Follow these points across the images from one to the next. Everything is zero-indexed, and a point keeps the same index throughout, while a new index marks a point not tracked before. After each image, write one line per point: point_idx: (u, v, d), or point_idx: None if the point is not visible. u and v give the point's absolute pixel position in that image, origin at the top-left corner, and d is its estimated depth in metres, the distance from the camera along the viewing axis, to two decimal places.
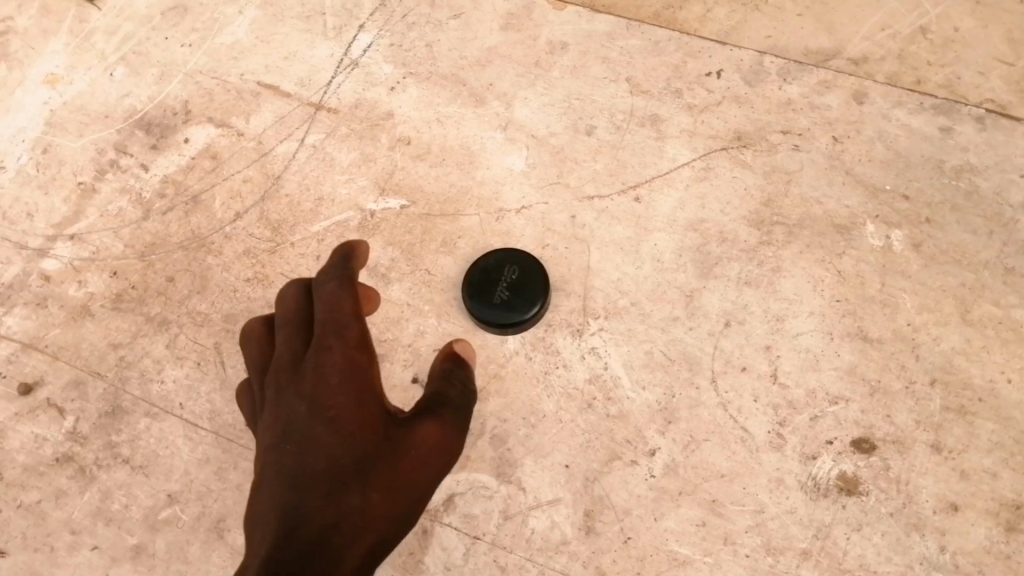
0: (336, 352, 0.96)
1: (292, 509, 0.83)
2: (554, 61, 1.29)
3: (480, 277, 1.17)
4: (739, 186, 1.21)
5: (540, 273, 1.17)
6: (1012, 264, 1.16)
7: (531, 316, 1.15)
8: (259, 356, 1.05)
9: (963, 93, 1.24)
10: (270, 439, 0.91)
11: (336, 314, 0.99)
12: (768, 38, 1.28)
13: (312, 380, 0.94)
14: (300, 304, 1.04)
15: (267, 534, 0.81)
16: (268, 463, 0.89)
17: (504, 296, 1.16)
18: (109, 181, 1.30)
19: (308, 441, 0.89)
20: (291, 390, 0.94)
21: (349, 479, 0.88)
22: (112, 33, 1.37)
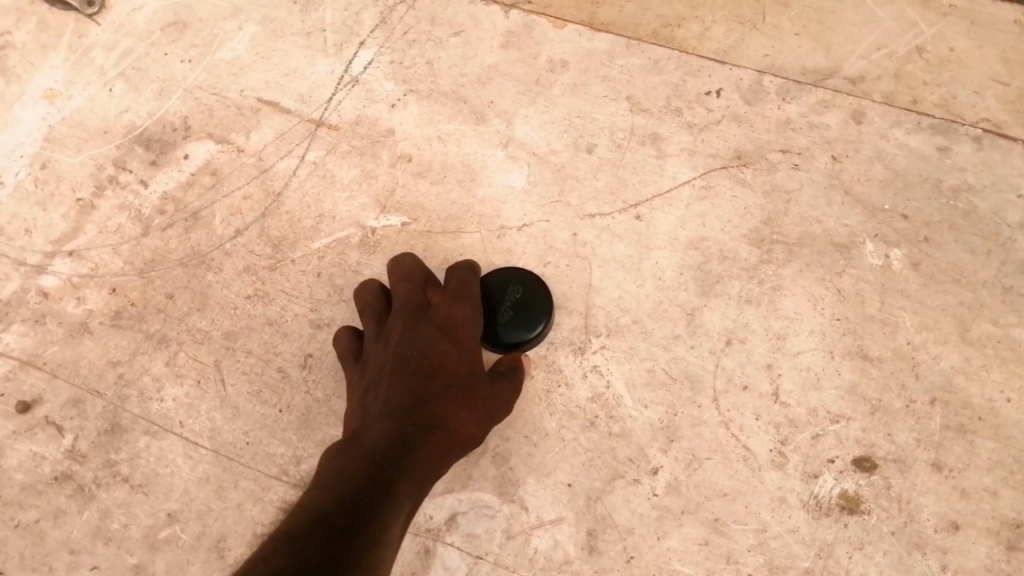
0: (463, 305, 1.11)
1: (412, 401, 0.98)
2: (554, 80, 1.29)
3: (487, 294, 1.18)
4: (739, 205, 1.22)
5: (544, 289, 1.17)
6: (1010, 283, 1.17)
7: (537, 335, 1.15)
8: (371, 297, 1.15)
9: (958, 113, 1.25)
10: (396, 353, 1.05)
11: (466, 284, 1.13)
12: (766, 57, 1.29)
13: (438, 320, 1.09)
14: (418, 265, 1.16)
15: (392, 413, 0.96)
16: (390, 368, 1.03)
17: (509, 316, 1.16)
18: (108, 197, 1.29)
19: (432, 358, 1.04)
20: (416, 321, 1.09)
21: (459, 394, 1.02)
22: (110, 48, 1.37)
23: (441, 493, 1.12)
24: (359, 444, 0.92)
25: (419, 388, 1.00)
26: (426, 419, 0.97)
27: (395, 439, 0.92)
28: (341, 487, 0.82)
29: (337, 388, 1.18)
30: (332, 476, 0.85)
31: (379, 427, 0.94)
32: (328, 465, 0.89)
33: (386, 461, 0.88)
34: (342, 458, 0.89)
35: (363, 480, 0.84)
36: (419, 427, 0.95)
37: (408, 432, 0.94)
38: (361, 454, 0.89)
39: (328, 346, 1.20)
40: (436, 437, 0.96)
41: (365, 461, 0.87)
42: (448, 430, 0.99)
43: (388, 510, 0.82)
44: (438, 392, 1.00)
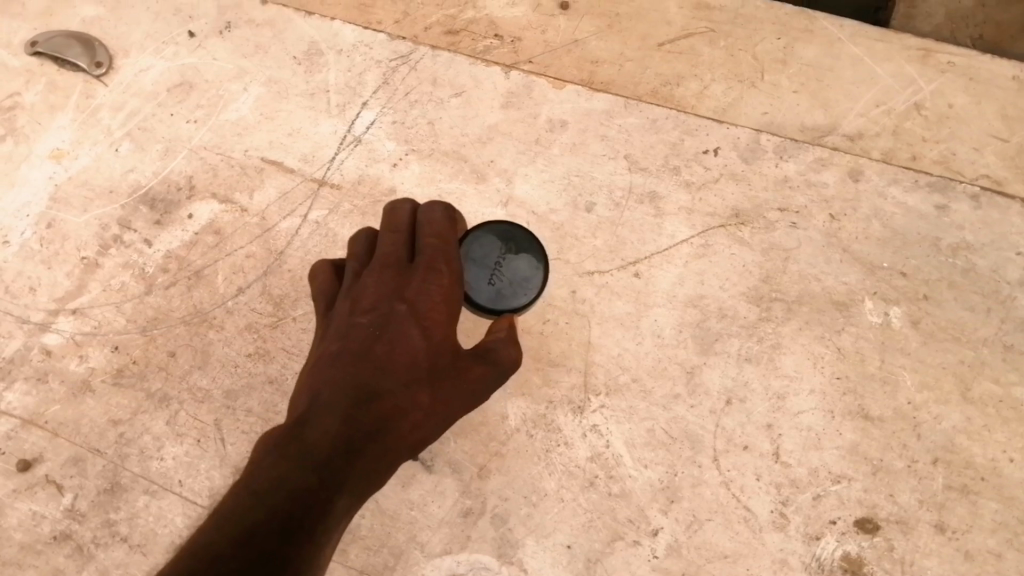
0: (443, 274, 1.07)
1: (367, 387, 0.95)
2: (553, 139, 1.31)
3: (475, 254, 1.18)
4: (737, 263, 1.22)
5: (542, 257, 1.19)
6: (1010, 341, 1.17)
7: (522, 305, 1.17)
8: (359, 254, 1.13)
9: (958, 169, 1.27)
10: (362, 322, 1.02)
11: (441, 251, 1.09)
12: (763, 114, 1.32)
13: (415, 287, 1.06)
14: (412, 219, 1.14)
15: (340, 403, 0.92)
16: (356, 340, 1.00)
17: (497, 281, 1.18)
18: (113, 256, 1.30)
19: (397, 336, 1.01)
20: (391, 287, 1.06)
21: (417, 387, 0.99)
22: (117, 109, 1.40)
23: (439, 554, 1.11)
24: (303, 432, 0.87)
25: (377, 374, 0.96)
26: (378, 413, 0.93)
27: (342, 436, 0.88)
28: (273, 493, 0.80)
29: None
30: (266, 473, 0.82)
31: (327, 415, 0.90)
32: (264, 453, 0.85)
33: (328, 463, 0.85)
34: (280, 448, 0.85)
35: (298, 488, 0.81)
36: (368, 424, 0.92)
37: (356, 430, 0.90)
38: (300, 448, 0.85)
39: None
40: (385, 437, 0.93)
41: (305, 461, 0.84)
42: (399, 429, 0.95)
43: (322, 523, 0.80)
44: (394, 381, 0.97)
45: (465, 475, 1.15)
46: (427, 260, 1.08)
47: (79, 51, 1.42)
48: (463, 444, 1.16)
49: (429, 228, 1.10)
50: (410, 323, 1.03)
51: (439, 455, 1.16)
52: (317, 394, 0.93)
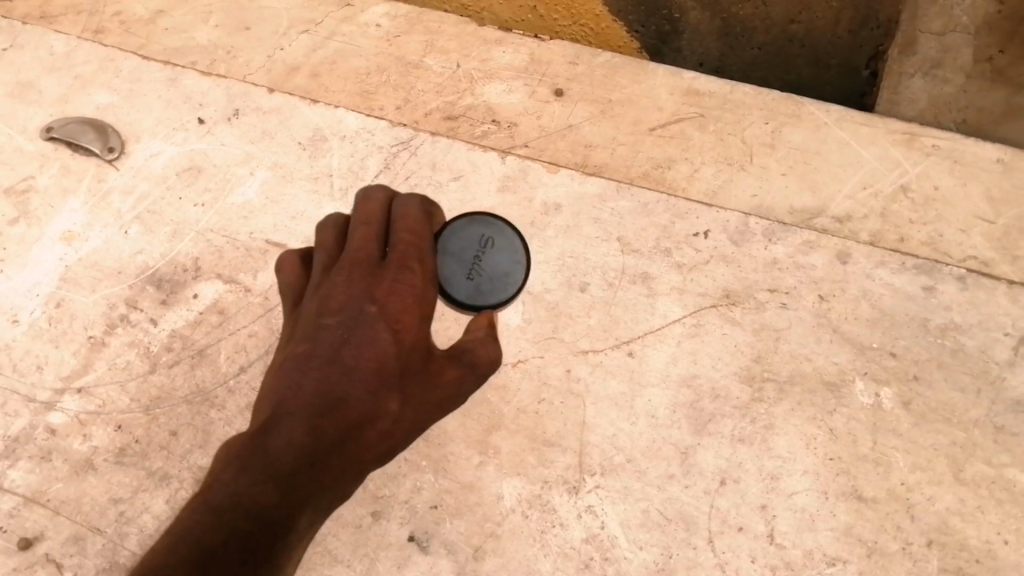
0: (415, 272, 1.08)
1: (333, 392, 0.96)
2: (548, 221, 1.35)
3: (454, 248, 1.21)
4: (729, 343, 1.25)
5: (523, 253, 1.24)
6: (1001, 422, 1.18)
7: (502, 300, 1.23)
8: (331, 243, 1.14)
9: (946, 250, 1.30)
10: (329, 317, 1.02)
11: (413, 247, 1.10)
12: (753, 196, 1.36)
13: (387, 285, 1.05)
14: (385, 212, 1.15)
15: (308, 409, 0.94)
16: (322, 341, 1.00)
17: (476, 277, 1.22)
18: (119, 335, 1.33)
19: (365, 339, 1.00)
20: (362, 284, 1.05)
21: (386, 391, 1.00)
22: (128, 192, 1.45)
23: None
24: (266, 444, 0.90)
25: (343, 380, 0.97)
26: (345, 420, 0.95)
27: (306, 447, 0.91)
28: (233, 511, 0.84)
29: (333, 527, 1.18)
30: (227, 487, 0.86)
31: (291, 422, 0.92)
32: (227, 463, 0.89)
33: (289, 478, 0.89)
34: (242, 460, 0.89)
35: (259, 506, 0.86)
36: (333, 432, 0.94)
37: (319, 441, 0.93)
38: (263, 461, 0.89)
39: None
40: (350, 445, 0.96)
41: (267, 474, 0.88)
42: (366, 435, 0.98)
43: (279, 542, 0.86)
44: (361, 387, 0.97)
45: (460, 556, 1.15)
46: (401, 256, 1.09)
47: (93, 137, 1.48)
48: (459, 523, 1.17)
49: (406, 220, 1.12)
50: (381, 320, 1.02)
51: (435, 535, 1.17)
52: (281, 398, 0.95)
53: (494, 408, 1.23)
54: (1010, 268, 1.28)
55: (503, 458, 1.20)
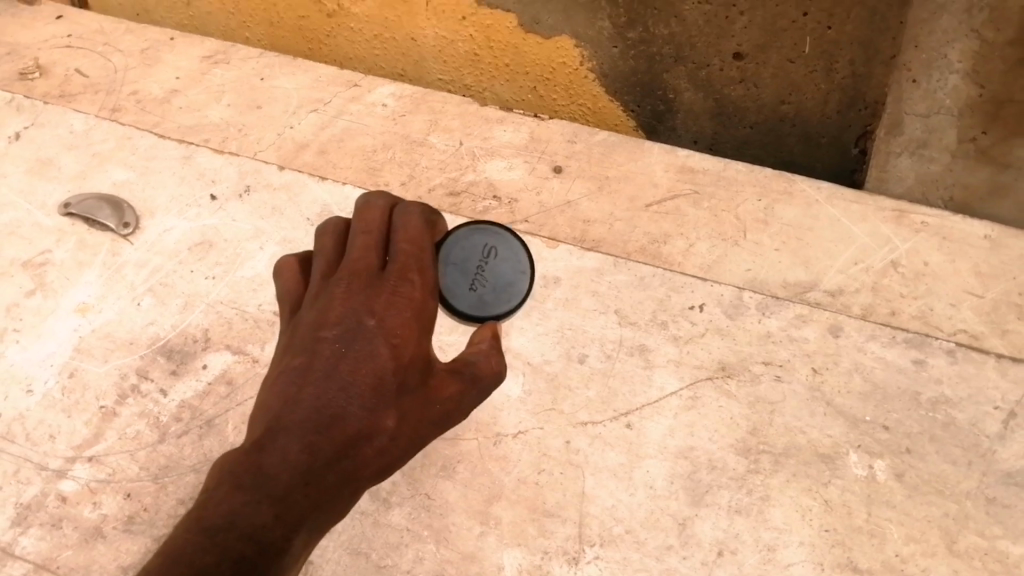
0: (415, 285, 1.05)
1: (330, 408, 0.93)
2: (548, 294, 1.39)
3: (456, 257, 1.25)
4: (725, 415, 1.27)
5: (526, 263, 1.30)
6: (992, 493, 1.20)
7: (504, 311, 1.29)
8: (330, 252, 1.10)
9: (936, 324, 1.34)
10: (327, 329, 0.98)
11: (413, 260, 1.07)
12: (747, 270, 1.40)
13: (386, 298, 1.02)
14: (385, 222, 1.12)
15: (303, 424, 0.91)
16: (318, 356, 0.96)
17: (479, 288, 1.27)
18: (130, 405, 1.37)
19: (362, 354, 0.97)
20: (359, 296, 1.01)
21: (384, 408, 0.97)
22: (141, 265, 1.50)
23: None
24: (261, 461, 0.89)
25: (341, 397, 0.94)
26: (342, 436, 0.93)
27: (301, 465, 0.90)
28: (228, 530, 0.85)
29: None
30: (222, 505, 0.87)
31: (287, 438, 0.91)
32: (223, 479, 0.89)
33: (284, 497, 0.88)
34: (237, 478, 0.89)
35: (253, 529, 0.86)
36: (330, 449, 0.92)
37: (316, 457, 0.91)
38: (258, 479, 0.88)
39: (327, 554, 1.22)
40: (347, 462, 0.94)
41: (260, 492, 0.88)
42: (363, 450, 0.95)
43: (272, 565, 0.86)
44: (358, 403, 0.94)
45: None
46: (400, 268, 1.05)
47: (109, 212, 1.54)
48: None
49: (405, 234, 1.09)
50: (379, 333, 0.98)
51: None
52: (277, 413, 0.93)
53: (495, 478, 1.25)
54: (1000, 341, 1.32)
55: (504, 528, 1.22)
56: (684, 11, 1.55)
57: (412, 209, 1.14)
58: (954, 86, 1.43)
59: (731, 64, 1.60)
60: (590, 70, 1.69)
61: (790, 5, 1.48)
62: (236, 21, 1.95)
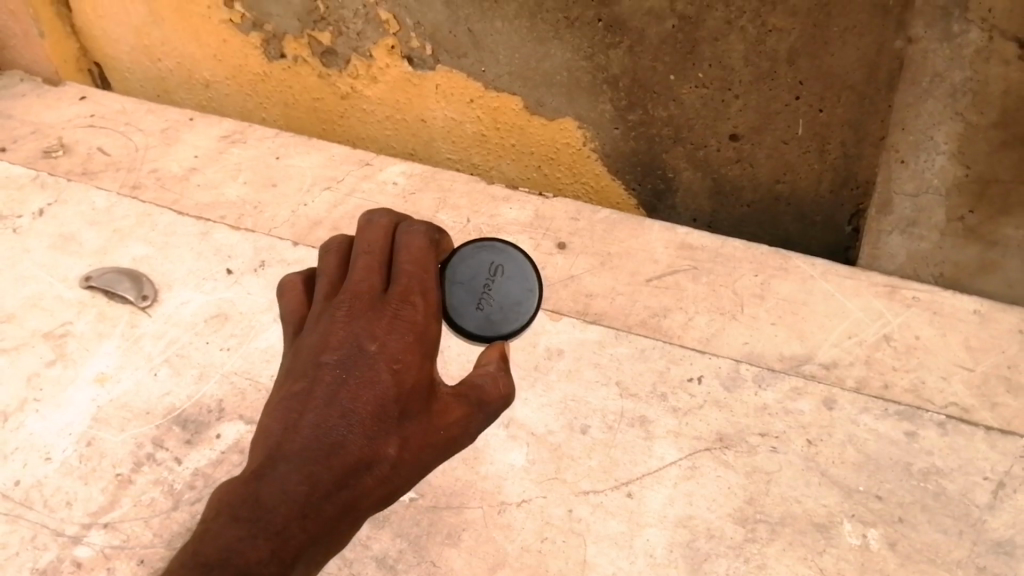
0: (417, 307, 1.05)
1: (332, 435, 0.96)
2: (551, 366, 1.45)
3: (462, 277, 1.25)
4: (723, 484, 1.31)
5: (534, 281, 1.28)
6: (983, 562, 1.22)
7: (513, 331, 1.26)
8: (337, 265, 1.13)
9: (928, 396, 1.38)
10: (328, 354, 1.01)
11: (417, 276, 1.08)
12: (745, 343, 1.46)
13: (387, 322, 1.03)
14: (391, 232, 1.13)
15: (304, 452, 0.95)
16: (320, 382, 0.99)
17: (484, 307, 1.25)
18: (145, 472, 1.41)
19: (363, 381, 0.99)
20: (361, 320, 1.03)
21: (386, 436, 0.99)
22: (158, 336, 1.56)
23: None
24: (260, 490, 0.94)
25: (341, 424, 0.97)
26: (341, 466, 0.96)
27: (298, 497, 0.94)
28: (220, 568, 0.90)
29: None
30: (216, 540, 0.92)
31: (287, 469, 0.94)
32: (220, 511, 0.95)
33: (280, 534, 0.93)
34: (234, 509, 0.94)
35: (247, 566, 0.91)
36: (329, 481, 0.95)
37: (314, 490, 0.95)
38: (256, 515, 0.93)
39: None
40: (348, 490, 0.97)
41: (258, 527, 0.93)
42: (363, 479, 0.98)
43: None
44: (358, 431, 0.98)
45: None
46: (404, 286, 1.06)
47: (128, 285, 1.61)
48: None
49: (409, 252, 1.09)
50: (384, 357, 1.01)
51: None
52: (279, 440, 0.96)
53: (499, 546, 1.28)
54: (990, 414, 1.36)
55: None
56: (682, 95, 1.58)
57: (417, 224, 1.14)
58: (941, 167, 1.44)
59: (728, 145, 1.62)
60: (592, 150, 1.76)
61: (783, 90, 1.50)
62: (253, 102, 2.04)
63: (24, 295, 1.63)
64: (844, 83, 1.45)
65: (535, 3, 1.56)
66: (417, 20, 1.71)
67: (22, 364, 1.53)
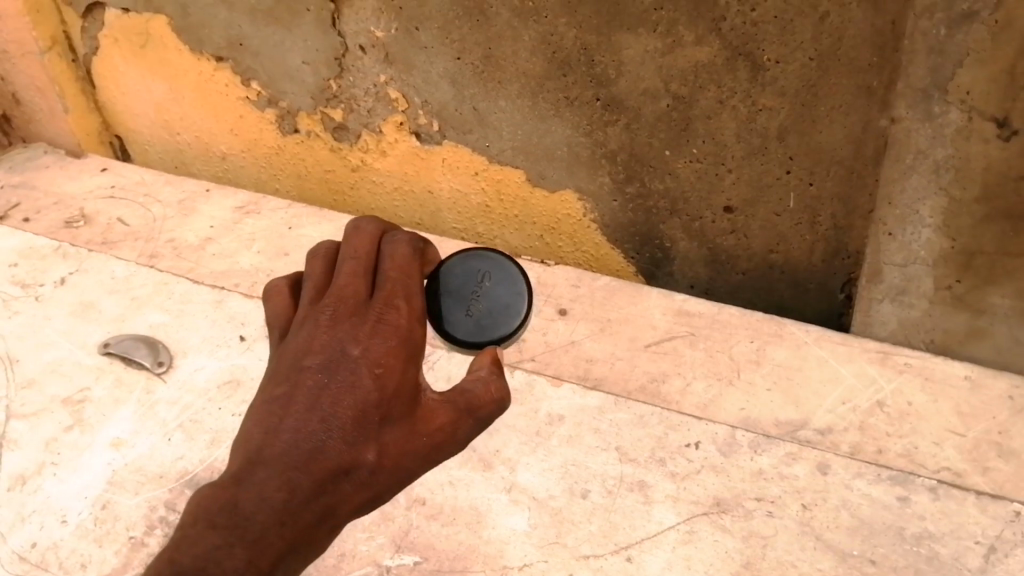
0: (400, 312, 1.11)
1: (311, 440, 1.00)
2: (552, 431, 1.49)
3: (453, 285, 1.38)
4: (720, 548, 1.33)
5: (523, 284, 1.42)
6: None
7: (505, 334, 1.39)
8: (324, 268, 1.19)
9: (921, 461, 1.42)
10: (313, 356, 1.06)
11: (402, 283, 1.14)
12: (741, 408, 1.50)
13: (370, 326, 1.09)
14: (378, 241, 1.21)
15: (284, 456, 0.99)
16: (301, 385, 1.03)
17: (475, 314, 1.38)
18: (157, 536, 1.43)
19: (344, 385, 1.03)
20: (346, 323, 1.09)
21: (366, 441, 1.03)
22: (173, 402, 1.61)
23: None
24: (238, 498, 0.98)
25: (320, 429, 1.00)
26: (321, 470, 1.00)
27: (277, 503, 0.98)
28: None
29: None
30: (193, 550, 0.96)
31: (266, 473, 0.98)
32: (197, 516, 0.98)
33: (257, 540, 0.97)
34: (210, 517, 0.97)
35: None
36: (306, 487, 0.99)
37: (294, 495, 0.98)
38: (235, 520, 0.97)
39: None
40: (325, 497, 1.01)
41: (234, 535, 0.97)
42: (341, 485, 1.02)
43: None
44: (337, 436, 1.01)
45: None
46: (388, 293, 1.13)
47: (145, 352, 1.67)
48: None
49: (393, 260, 1.17)
50: (368, 360, 1.05)
51: None
52: (258, 445, 1.00)
53: None
54: (981, 478, 1.39)
55: None
56: (677, 168, 1.65)
57: (404, 234, 1.22)
58: (927, 239, 1.49)
59: (722, 216, 1.69)
60: (592, 220, 1.82)
61: (774, 164, 1.56)
62: (267, 174, 2.12)
63: (44, 361, 1.68)
64: (832, 158, 1.51)
65: (537, 83, 1.65)
66: (424, 99, 1.79)
67: (41, 429, 1.58)
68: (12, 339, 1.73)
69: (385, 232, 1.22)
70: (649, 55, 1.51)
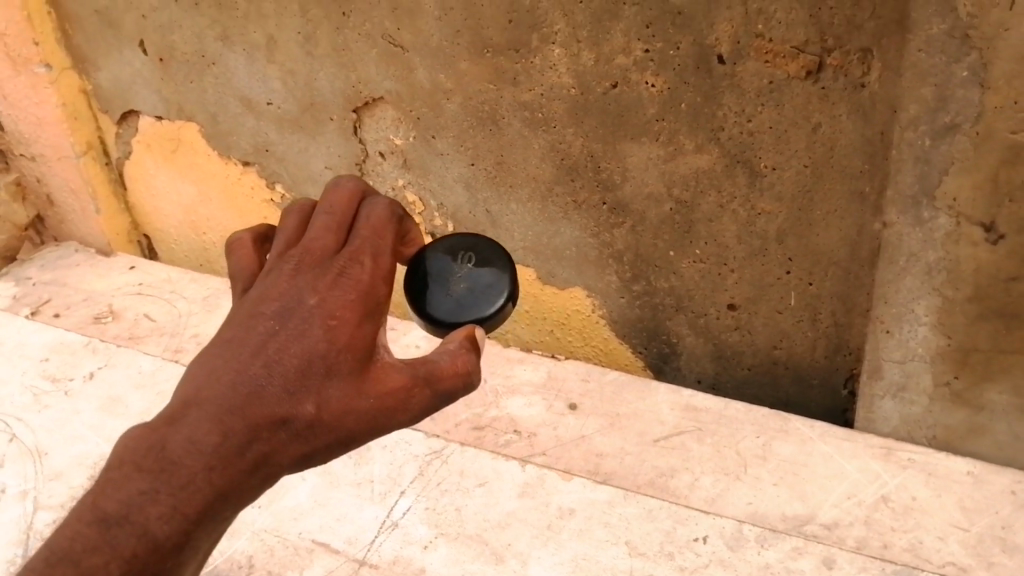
0: (365, 268, 1.02)
1: (250, 384, 0.96)
2: (563, 524, 1.52)
3: (432, 269, 1.26)
4: None
5: (508, 267, 1.28)
6: None
7: (495, 311, 1.23)
8: (294, 223, 1.08)
9: (926, 555, 1.45)
10: (268, 305, 1.00)
11: (372, 240, 1.04)
12: (749, 502, 1.55)
13: (331, 279, 1.01)
14: (357, 198, 1.07)
15: (220, 400, 0.95)
16: (251, 331, 0.98)
17: (460, 294, 1.24)
18: None
19: (294, 332, 0.98)
20: (307, 275, 1.01)
21: (306, 392, 0.97)
22: None
23: None
24: (167, 440, 0.95)
25: (262, 374, 0.96)
26: (256, 417, 0.95)
27: (207, 447, 0.94)
28: (120, 524, 0.93)
29: None
30: (117, 494, 0.94)
31: (199, 415, 0.95)
32: (125, 459, 0.96)
33: (185, 484, 0.94)
34: (139, 459, 0.95)
35: (147, 523, 0.93)
36: (238, 432, 0.95)
37: (225, 440, 0.94)
38: (161, 462, 0.94)
39: None
40: (260, 445, 0.96)
41: (160, 480, 0.94)
42: (277, 434, 0.96)
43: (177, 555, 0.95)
44: (278, 383, 0.96)
45: None
46: (354, 248, 1.03)
47: None
48: None
49: (368, 222, 1.05)
50: (323, 314, 0.99)
51: None
52: (197, 388, 0.96)
53: None
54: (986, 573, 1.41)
55: None
56: (681, 268, 1.72)
57: (383, 196, 1.09)
58: (924, 336, 1.54)
59: (726, 313, 1.75)
60: (600, 316, 1.89)
61: (774, 264, 1.63)
62: None
63: (71, 454, 1.74)
64: (829, 260, 1.58)
65: (546, 187, 1.74)
66: (440, 202, 1.88)
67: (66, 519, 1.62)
68: (41, 432, 1.79)
69: (363, 186, 1.09)
70: (652, 162, 1.60)
